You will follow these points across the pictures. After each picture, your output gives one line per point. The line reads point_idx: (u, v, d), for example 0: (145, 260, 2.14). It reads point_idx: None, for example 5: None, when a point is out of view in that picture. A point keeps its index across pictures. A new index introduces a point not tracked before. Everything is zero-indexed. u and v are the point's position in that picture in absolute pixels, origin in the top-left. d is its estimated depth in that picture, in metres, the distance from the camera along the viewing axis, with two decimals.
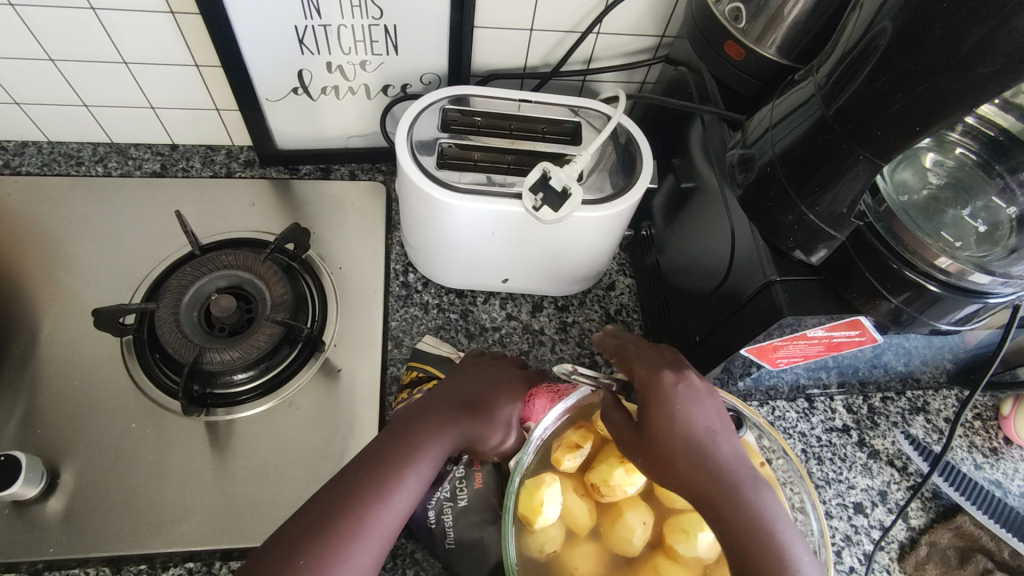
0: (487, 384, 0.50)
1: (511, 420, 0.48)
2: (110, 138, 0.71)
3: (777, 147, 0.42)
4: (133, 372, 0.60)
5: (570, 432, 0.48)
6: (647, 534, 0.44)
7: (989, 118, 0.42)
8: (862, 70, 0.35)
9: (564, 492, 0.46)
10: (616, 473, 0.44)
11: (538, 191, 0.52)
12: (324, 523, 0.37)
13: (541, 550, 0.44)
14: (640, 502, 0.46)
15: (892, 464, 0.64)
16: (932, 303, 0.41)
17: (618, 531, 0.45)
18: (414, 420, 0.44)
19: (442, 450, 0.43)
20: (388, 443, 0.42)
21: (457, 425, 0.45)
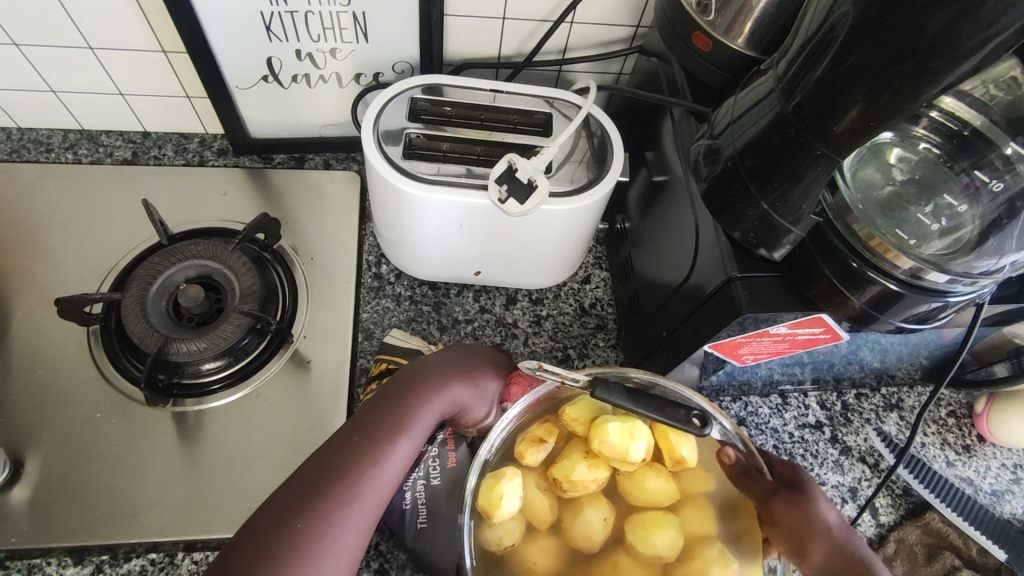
0: (471, 353, 0.50)
1: (493, 395, 0.49)
2: (81, 125, 0.71)
3: (739, 141, 0.41)
4: (99, 362, 0.59)
5: (535, 426, 0.46)
6: (607, 531, 0.42)
7: (952, 112, 0.41)
8: (819, 63, 0.35)
9: (526, 486, 0.43)
10: (578, 467, 0.42)
11: (504, 183, 0.51)
12: (321, 488, 0.35)
13: (498, 543, 0.42)
14: (602, 498, 0.43)
15: (864, 460, 0.64)
16: (892, 301, 0.40)
17: (577, 527, 0.42)
18: (407, 383, 0.43)
19: (433, 417, 0.43)
20: (380, 409, 0.41)
21: (449, 392, 0.45)
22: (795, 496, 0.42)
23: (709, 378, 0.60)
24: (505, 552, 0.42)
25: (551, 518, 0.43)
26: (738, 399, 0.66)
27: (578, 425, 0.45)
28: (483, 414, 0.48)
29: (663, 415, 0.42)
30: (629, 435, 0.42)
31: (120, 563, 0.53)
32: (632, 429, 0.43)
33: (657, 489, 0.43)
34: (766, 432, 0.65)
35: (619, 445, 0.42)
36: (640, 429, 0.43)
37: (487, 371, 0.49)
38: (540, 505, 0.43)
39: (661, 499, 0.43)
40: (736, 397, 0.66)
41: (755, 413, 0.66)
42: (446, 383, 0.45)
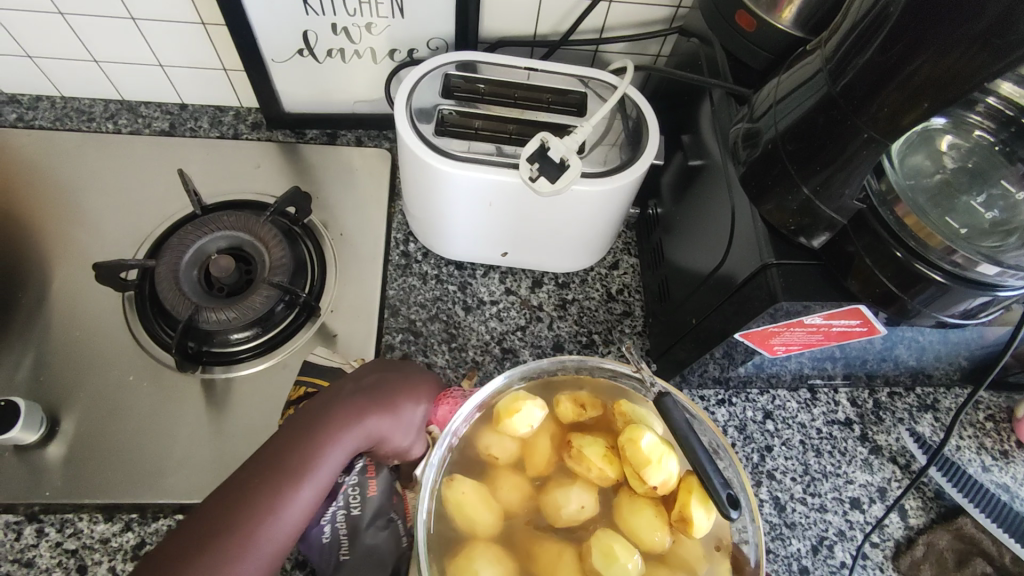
0: (397, 376, 0.47)
1: (416, 424, 0.47)
2: (121, 95, 0.72)
3: (781, 123, 0.40)
4: (133, 328, 0.61)
5: (586, 395, 0.48)
6: (576, 516, 0.42)
7: (1010, 98, 0.39)
8: (871, 42, 0.33)
9: (542, 427, 0.46)
10: (595, 450, 0.43)
11: (536, 162, 0.51)
12: (207, 541, 0.33)
13: (485, 450, 0.45)
14: (594, 488, 0.44)
15: (895, 461, 0.62)
16: (938, 293, 0.39)
17: (556, 494, 0.43)
18: (317, 417, 0.41)
19: (345, 455, 0.41)
20: (284, 446, 0.39)
21: (365, 425, 0.43)
22: None
23: (737, 369, 0.59)
24: (486, 464, 0.46)
25: (541, 467, 0.45)
26: (766, 391, 0.65)
27: (621, 419, 0.45)
28: (406, 443, 0.46)
29: (702, 463, 0.41)
30: (660, 457, 0.41)
31: (148, 523, 0.54)
32: (664, 454, 0.41)
33: (644, 524, 0.42)
34: (793, 426, 0.63)
35: (643, 457, 0.41)
36: (672, 462, 0.42)
37: (412, 398, 0.47)
38: (541, 450, 0.45)
39: (640, 534, 0.42)
40: (764, 390, 0.64)
41: (782, 406, 0.64)
42: (363, 415, 0.43)
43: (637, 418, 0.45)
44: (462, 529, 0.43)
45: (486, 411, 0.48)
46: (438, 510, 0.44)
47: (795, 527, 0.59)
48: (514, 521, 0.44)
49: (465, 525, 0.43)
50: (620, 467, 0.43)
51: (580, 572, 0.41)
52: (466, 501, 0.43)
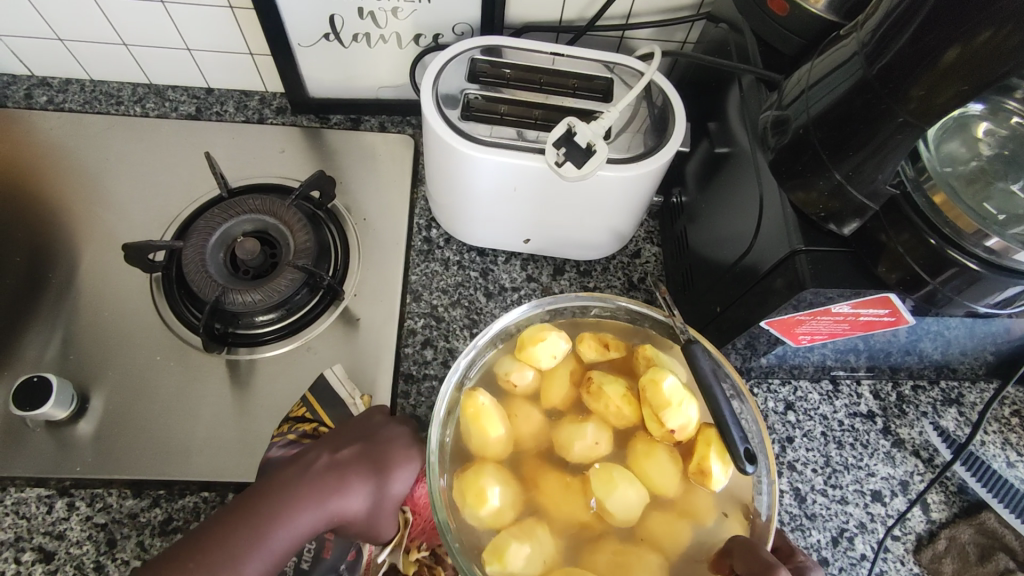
0: (378, 449, 0.47)
1: (382, 504, 0.45)
2: (149, 79, 0.73)
3: (813, 109, 0.39)
4: (161, 308, 0.62)
5: (611, 338, 0.50)
6: (586, 450, 0.45)
7: None
8: (910, 24, 0.33)
9: (561, 362, 0.49)
10: (614, 388, 0.46)
11: (562, 147, 0.50)
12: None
13: (505, 379, 0.48)
14: (606, 426, 0.46)
15: (918, 454, 0.62)
16: (970, 282, 0.39)
17: (569, 427, 0.45)
18: (261, 501, 0.41)
19: (299, 536, 0.41)
20: (237, 522, 0.40)
21: (327, 504, 0.43)
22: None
23: (759, 359, 0.59)
24: (503, 390, 0.48)
25: (555, 401, 0.47)
26: (787, 382, 0.64)
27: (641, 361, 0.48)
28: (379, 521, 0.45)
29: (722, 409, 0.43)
30: (681, 402, 0.43)
31: (175, 499, 0.55)
32: (684, 398, 0.44)
33: (655, 463, 0.44)
34: (814, 418, 0.63)
35: (663, 399, 0.43)
36: (691, 409, 0.44)
37: (389, 473, 0.46)
38: (559, 383, 0.47)
39: (650, 473, 0.44)
40: (786, 380, 0.64)
41: (804, 398, 0.64)
42: (325, 496, 0.43)
43: (662, 363, 0.47)
44: (473, 446, 0.45)
45: (508, 342, 0.51)
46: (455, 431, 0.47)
47: (815, 518, 0.59)
48: (523, 446, 0.46)
49: (476, 443, 0.45)
50: (637, 409, 0.46)
51: (585, 502, 0.43)
52: (483, 416, 0.45)
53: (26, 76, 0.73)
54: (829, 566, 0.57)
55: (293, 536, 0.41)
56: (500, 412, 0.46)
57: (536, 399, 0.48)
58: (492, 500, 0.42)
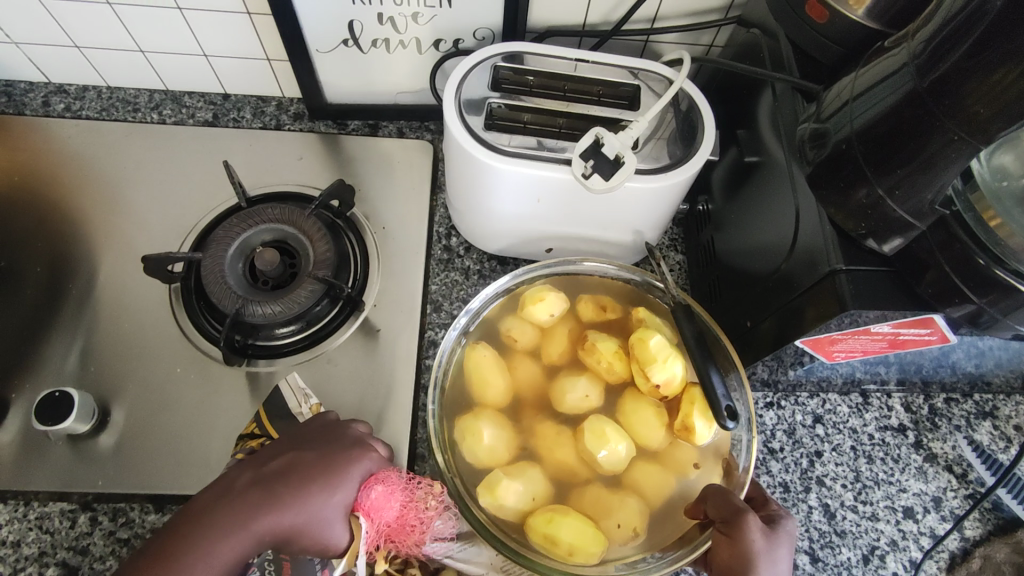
0: (319, 461, 0.42)
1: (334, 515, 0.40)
2: (165, 85, 0.72)
3: (856, 123, 0.38)
4: (180, 320, 0.61)
5: (606, 300, 0.55)
6: (579, 402, 0.50)
7: None
8: (968, 37, 0.31)
9: (559, 321, 0.54)
10: (607, 346, 0.51)
11: (589, 158, 0.49)
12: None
13: (508, 335, 0.54)
14: (598, 380, 0.52)
15: (951, 470, 0.60)
16: (1021, 305, 0.37)
17: (565, 380, 0.51)
18: (187, 531, 0.37)
19: (231, 559, 0.37)
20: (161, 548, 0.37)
21: (257, 521, 0.38)
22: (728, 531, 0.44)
23: (788, 372, 0.57)
24: (505, 345, 0.54)
25: (553, 355, 0.53)
26: (815, 395, 0.63)
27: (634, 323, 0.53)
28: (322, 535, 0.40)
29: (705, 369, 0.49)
30: (666, 357, 0.49)
31: None
32: (670, 356, 0.49)
33: (641, 415, 0.50)
34: (843, 431, 0.61)
35: (650, 354, 0.49)
36: (677, 367, 0.49)
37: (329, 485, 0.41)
38: (556, 340, 0.53)
39: (637, 424, 0.50)
40: (814, 393, 0.63)
41: (832, 411, 0.62)
42: (254, 515, 0.38)
43: (652, 325, 0.52)
44: (476, 394, 0.51)
45: (509, 296, 0.56)
46: (461, 379, 0.53)
47: (845, 535, 0.57)
48: (523, 393, 0.52)
49: (478, 390, 0.51)
50: (627, 364, 0.51)
51: (574, 447, 0.49)
52: (484, 366, 0.51)
53: (43, 83, 0.72)
54: None
55: (223, 558, 0.37)
56: (500, 363, 0.52)
57: (536, 354, 0.54)
58: (489, 442, 0.48)
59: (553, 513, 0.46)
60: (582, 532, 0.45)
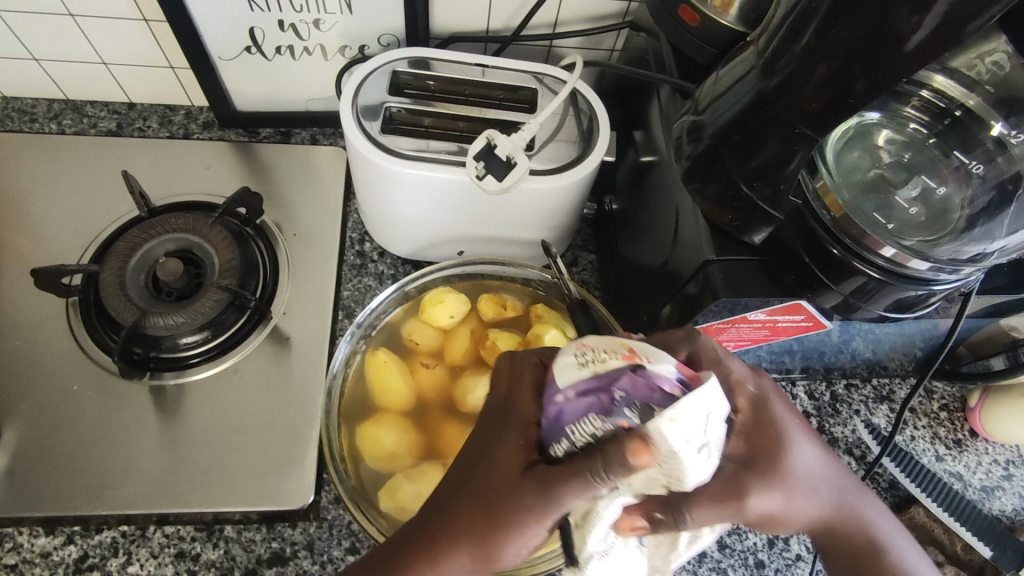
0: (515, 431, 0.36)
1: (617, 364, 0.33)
2: (65, 95, 0.70)
3: (718, 120, 0.39)
4: (78, 335, 0.59)
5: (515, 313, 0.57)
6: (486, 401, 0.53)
7: (942, 90, 0.40)
8: (803, 30, 0.32)
9: (462, 323, 0.56)
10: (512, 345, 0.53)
11: (482, 160, 0.50)
12: None
13: (414, 344, 0.55)
14: None
15: (850, 452, 0.63)
16: (876, 288, 0.39)
17: (465, 387, 0.53)
18: (465, 475, 0.37)
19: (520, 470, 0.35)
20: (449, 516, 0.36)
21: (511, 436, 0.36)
22: (858, 549, 0.41)
23: None
24: (407, 349, 0.56)
25: (456, 357, 0.55)
26: None
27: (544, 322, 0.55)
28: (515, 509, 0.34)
29: None
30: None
31: (91, 535, 0.53)
32: None
33: None
34: None
35: None
36: None
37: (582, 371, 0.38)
38: (459, 340, 0.55)
39: None
40: None
41: None
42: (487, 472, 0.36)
43: (551, 320, 0.55)
44: (379, 397, 0.53)
45: (410, 303, 0.58)
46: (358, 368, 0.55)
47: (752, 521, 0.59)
48: (423, 401, 0.54)
49: (381, 395, 0.53)
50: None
51: None
52: (385, 369, 0.52)
53: None
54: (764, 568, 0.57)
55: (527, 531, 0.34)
56: (402, 368, 0.53)
57: (439, 356, 0.55)
58: (389, 446, 0.50)
59: None
60: None
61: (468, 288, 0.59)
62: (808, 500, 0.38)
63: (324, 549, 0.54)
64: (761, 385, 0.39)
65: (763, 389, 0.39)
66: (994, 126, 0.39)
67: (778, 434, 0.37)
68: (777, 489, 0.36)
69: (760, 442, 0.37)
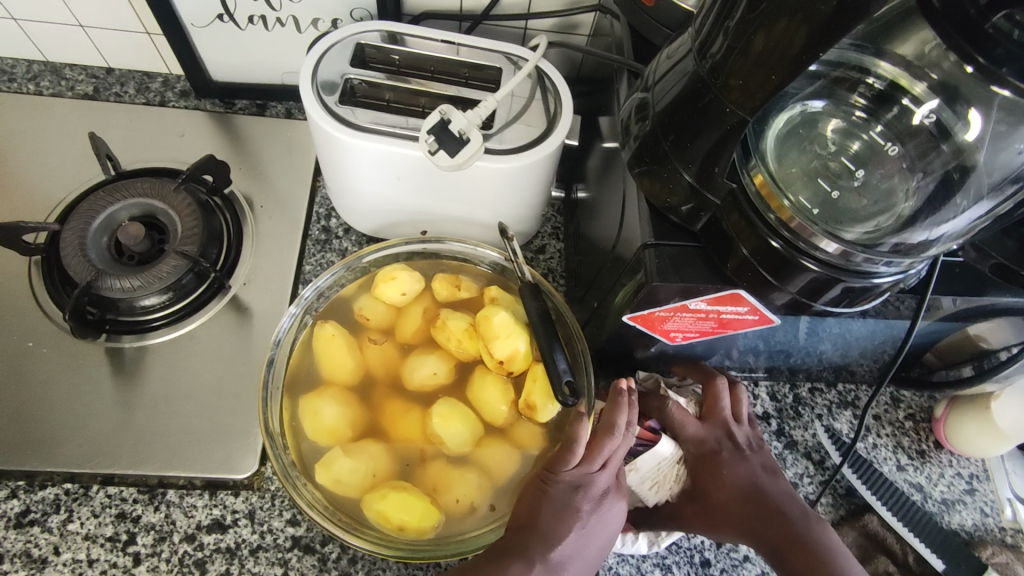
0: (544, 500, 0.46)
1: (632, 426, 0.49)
2: (45, 57, 0.70)
3: (660, 102, 0.39)
4: (38, 293, 0.60)
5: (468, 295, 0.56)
6: (430, 381, 0.52)
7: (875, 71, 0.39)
8: (738, 2, 0.32)
9: (414, 301, 0.55)
10: (460, 325, 0.53)
11: (435, 135, 0.50)
12: None
13: (365, 320, 0.55)
14: (447, 359, 0.53)
15: (809, 457, 0.62)
16: (814, 281, 0.38)
17: (411, 364, 0.52)
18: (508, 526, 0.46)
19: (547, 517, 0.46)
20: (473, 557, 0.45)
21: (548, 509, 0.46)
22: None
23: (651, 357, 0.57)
24: (358, 324, 0.55)
25: (406, 334, 0.54)
26: None
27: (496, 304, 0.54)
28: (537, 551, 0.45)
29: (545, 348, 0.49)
30: (509, 334, 0.50)
31: (34, 491, 0.53)
32: (514, 331, 0.50)
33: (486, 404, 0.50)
34: None
35: (494, 331, 0.50)
36: (520, 342, 0.50)
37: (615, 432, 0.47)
38: (410, 318, 0.54)
39: (489, 407, 0.50)
40: None
41: None
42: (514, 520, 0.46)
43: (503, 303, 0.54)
44: (324, 370, 0.52)
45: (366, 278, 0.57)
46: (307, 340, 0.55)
47: None
48: (368, 377, 0.53)
49: (326, 367, 0.52)
50: (475, 344, 0.52)
51: (422, 426, 0.51)
52: (331, 341, 0.52)
53: None
54: (710, 567, 0.54)
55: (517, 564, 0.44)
56: (349, 342, 0.52)
57: (390, 334, 0.55)
58: (328, 419, 0.50)
59: (386, 489, 0.47)
60: (411, 509, 0.46)
61: (425, 267, 0.58)
62: (742, 529, 0.49)
63: (265, 519, 0.54)
64: (713, 442, 0.52)
65: (715, 446, 0.52)
66: (917, 111, 0.38)
67: (713, 469, 0.51)
68: (708, 512, 0.50)
69: (699, 477, 0.51)
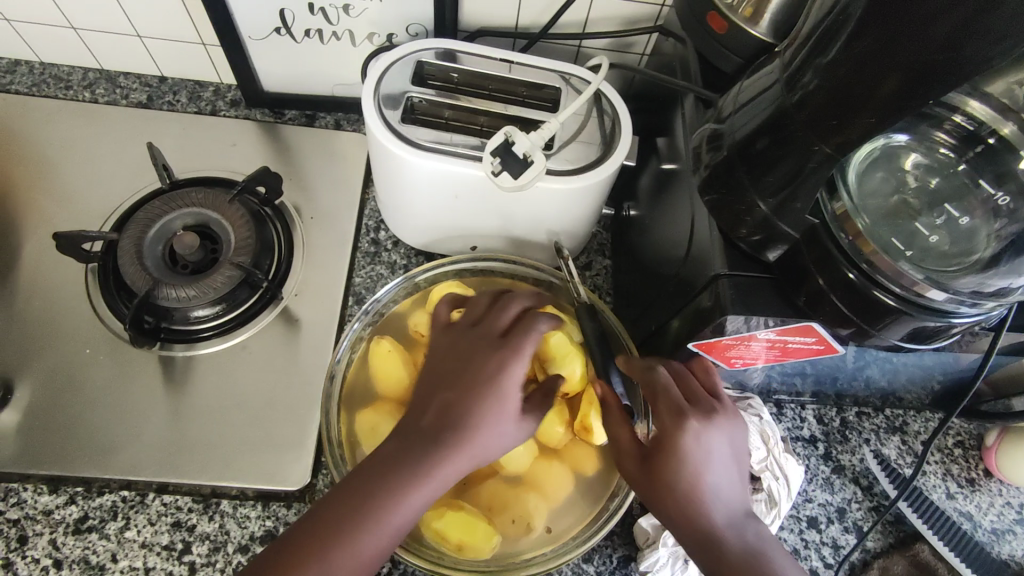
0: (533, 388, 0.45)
1: None
2: (100, 65, 0.71)
3: (738, 134, 0.39)
4: (94, 300, 0.60)
5: None
6: None
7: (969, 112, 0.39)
8: (832, 38, 0.31)
9: None
10: None
11: (499, 156, 0.50)
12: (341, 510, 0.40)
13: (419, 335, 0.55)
14: None
15: (857, 482, 0.61)
16: (891, 318, 0.37)
17: None
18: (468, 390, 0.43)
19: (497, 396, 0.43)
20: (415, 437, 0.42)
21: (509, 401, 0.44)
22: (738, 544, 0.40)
23: None
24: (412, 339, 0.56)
25: None
26: None
27: None
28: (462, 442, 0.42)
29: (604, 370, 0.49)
30: (566, 355, 0.50)
31: (92, 497, 0.54)
32: (571, 352, 0.50)
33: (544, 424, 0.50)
34: None
35: (551, 352, 0.50)
36: (576, 364, 0.50)
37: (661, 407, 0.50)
38: None
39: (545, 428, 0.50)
40: None
41: None
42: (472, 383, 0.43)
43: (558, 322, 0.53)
44: (379, 385, 0.53)
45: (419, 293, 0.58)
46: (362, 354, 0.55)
47: None
48: None
49: (380, 383, 0.52)
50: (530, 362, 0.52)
51: None
52: (387, 357, 0.52)
53: None
54: None
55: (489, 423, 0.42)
56: (405, 358, 0.52)
57: None
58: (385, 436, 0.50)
59: (443, 507, 0.47)
60: (471, 530, 0.46)
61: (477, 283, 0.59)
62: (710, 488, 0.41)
63: None
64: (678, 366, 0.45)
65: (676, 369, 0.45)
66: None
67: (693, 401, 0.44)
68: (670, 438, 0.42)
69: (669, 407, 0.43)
